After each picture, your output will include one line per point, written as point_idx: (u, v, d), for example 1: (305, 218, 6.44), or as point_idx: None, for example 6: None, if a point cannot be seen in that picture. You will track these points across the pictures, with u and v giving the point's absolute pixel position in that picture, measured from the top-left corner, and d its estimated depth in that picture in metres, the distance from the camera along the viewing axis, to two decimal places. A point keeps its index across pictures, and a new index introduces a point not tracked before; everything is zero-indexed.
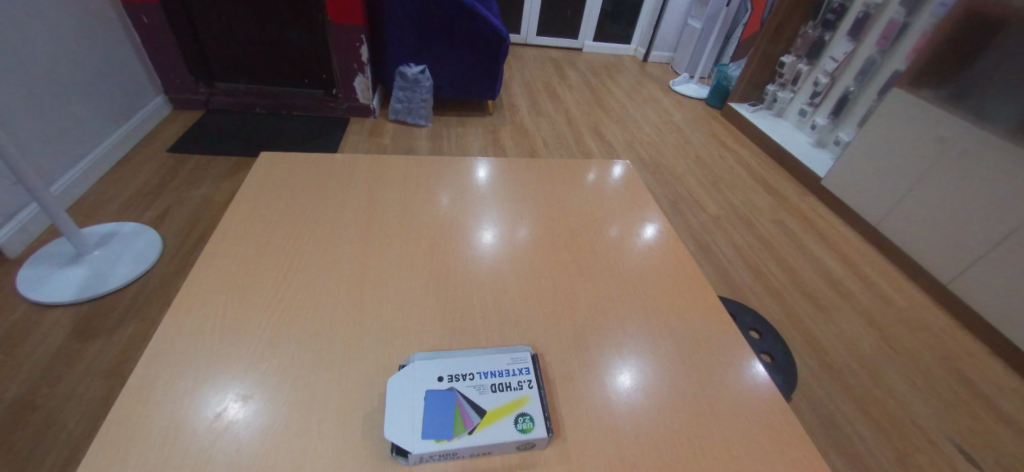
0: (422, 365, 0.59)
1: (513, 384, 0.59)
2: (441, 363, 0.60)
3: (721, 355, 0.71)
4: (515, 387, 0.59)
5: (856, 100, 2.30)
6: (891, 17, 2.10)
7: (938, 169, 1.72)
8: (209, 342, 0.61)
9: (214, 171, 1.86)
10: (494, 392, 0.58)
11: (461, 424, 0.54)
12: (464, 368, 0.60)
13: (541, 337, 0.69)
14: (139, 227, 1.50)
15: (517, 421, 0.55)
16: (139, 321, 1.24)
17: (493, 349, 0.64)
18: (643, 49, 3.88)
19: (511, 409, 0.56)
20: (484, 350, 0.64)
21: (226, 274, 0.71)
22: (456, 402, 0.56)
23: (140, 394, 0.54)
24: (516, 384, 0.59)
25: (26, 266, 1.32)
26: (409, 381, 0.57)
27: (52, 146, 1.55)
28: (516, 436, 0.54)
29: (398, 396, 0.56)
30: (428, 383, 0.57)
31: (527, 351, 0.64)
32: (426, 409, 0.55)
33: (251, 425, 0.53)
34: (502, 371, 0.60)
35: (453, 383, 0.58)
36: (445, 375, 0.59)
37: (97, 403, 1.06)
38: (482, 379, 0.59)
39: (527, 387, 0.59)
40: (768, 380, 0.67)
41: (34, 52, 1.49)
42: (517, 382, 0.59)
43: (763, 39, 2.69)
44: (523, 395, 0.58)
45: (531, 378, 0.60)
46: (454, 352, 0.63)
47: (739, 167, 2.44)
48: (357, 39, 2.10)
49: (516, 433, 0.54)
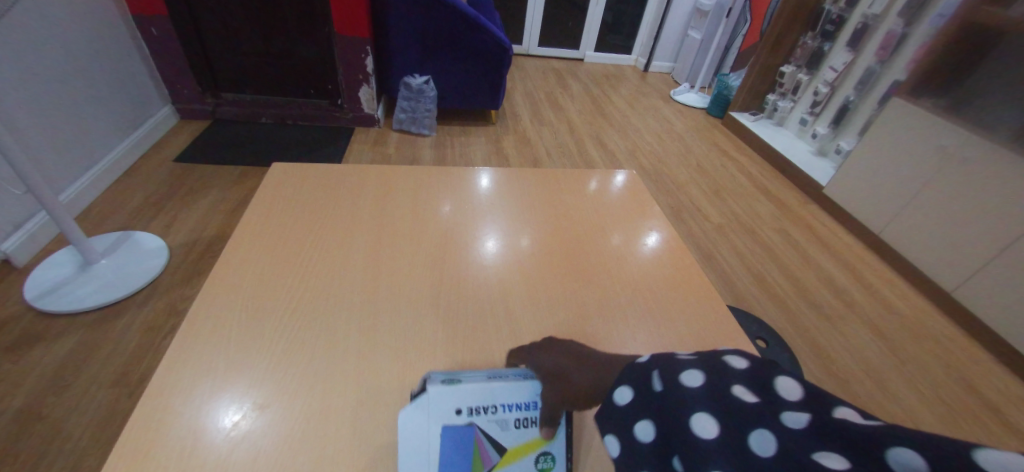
0: (441, 392, 0.53)
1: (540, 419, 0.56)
2: (462, 396, 0.53)
3: None
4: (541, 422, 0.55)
5: (856, 108, 2.32)
6: (890, 28, 2.12)
7: (939, 178, 1.73)
8: (223, 352, 0.61)
9: (222, 180, 1.88)
10: (518, 428, 0.54)
11: (482, 461, 0.53)
12: (489, 400, 0.54)
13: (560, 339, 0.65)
14: (155, 240, 1.49)
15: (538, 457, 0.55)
16: (147, 330, 1.24)
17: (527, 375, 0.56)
18: (643, 60, 3.93)
19: (534, 450, 0.55)
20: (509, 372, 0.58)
21: (240, 283, 0.72)
22: (477, 438, 0.53)
23: (155, 404, 0.54)
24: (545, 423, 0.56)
25: (33, 274, 1.33)
26: (426, 415, 0.52)
27: (60, 156, 1.57)
28: None
29: (414, 438, 0.52)
30: (445, 420, 0.52)
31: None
32: (447, 451, 0.52)
33: (265, 433, 0.53)
34: (529, 403, 0.55)
35: (473, 417, 0.53)
36: (466, 409, 0.53)
37: (102, 412, 1.05)
38: (506, 413, 0.54)
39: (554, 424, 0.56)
40: None
41: (47, 63, 1.52)
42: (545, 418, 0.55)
43: (762, 49, 2.73)
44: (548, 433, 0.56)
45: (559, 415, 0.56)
46: (473, 376, 0.55)
47: (741, 176, 2.46)
48: (362, 50, 2.14)
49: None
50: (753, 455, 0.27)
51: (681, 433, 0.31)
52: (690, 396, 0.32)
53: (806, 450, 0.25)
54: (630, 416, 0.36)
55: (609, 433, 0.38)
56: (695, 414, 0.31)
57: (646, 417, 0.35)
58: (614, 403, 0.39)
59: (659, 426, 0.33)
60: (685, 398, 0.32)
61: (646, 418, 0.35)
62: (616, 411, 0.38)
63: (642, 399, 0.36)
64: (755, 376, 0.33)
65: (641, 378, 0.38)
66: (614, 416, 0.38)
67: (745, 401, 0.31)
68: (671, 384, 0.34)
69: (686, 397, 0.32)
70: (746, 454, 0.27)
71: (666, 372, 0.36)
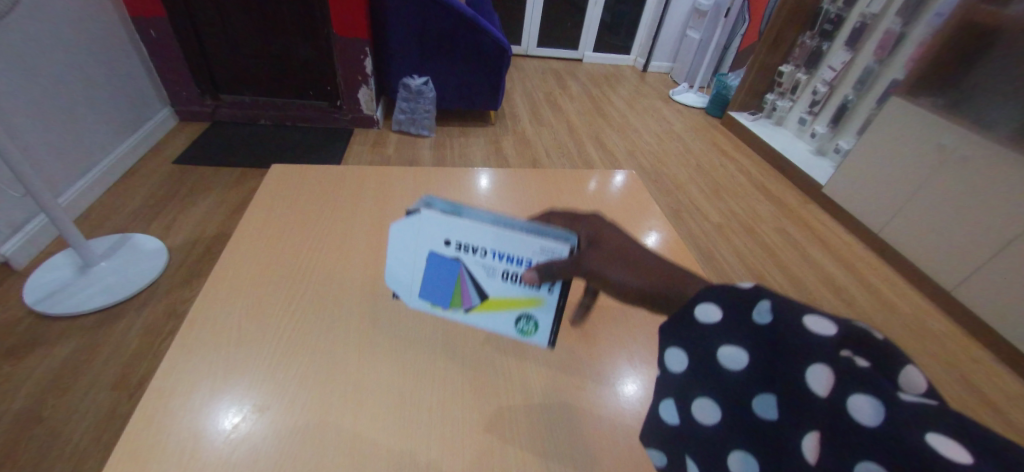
0: (429, 218, 0.52)
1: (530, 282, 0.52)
2: (450, 227, 0.52)
3: None
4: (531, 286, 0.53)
5: (855, 107, 2.32)
6: (888, 27, 2.12)
7: (939, 176, 1.73)
8: (224, 353, 0.61)
9: (221, 181, 1.88)
10: (503, 281, 0.53)
11: (462, 298, 0.56)
12: (478, 241, 0.52)
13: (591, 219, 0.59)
14: (155, 241, 1.50)
15: (517, 315, 0.55)
16: (147, 331, 1.24)
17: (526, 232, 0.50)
18: (642, 60, 3.93)
19: (517, 309, 0.55)
20: (523, 223, 0.51)
21: (240, 286, 0.72)
22: (460, 273, 0.54)
23: (155, 407, 0.54)
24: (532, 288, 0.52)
25: (32, 277, 1.33)
26: (415, 226, 0.54)
27: (59, 159, 1.56)
28: (514, 333, 0.57)
29: (403, 245, 0.56)
30: (432, 246, 0.54)
31: (567, 249, 0.49)
32: (431, 269, 0.55)
33: (265, 435, 0.53)
34: (520, 259, 0.51)
35: (460, 253, 0.53)
36: (455, 240, 0.53)
37: (101, 416, 1.05)
38: (493, 262, 0.52)
39: (544, 290, 0.53)
40: None
41: (46, 65, 1.52)
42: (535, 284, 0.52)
43: (761, 49, 2.73)
44: (538, 296, 0.54)
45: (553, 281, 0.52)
46: (469, 211, 0.52)
47: (740, 175, 2.46)
48: (361, 51, 2.14)
49: (511, 327, 0.56)
50: (854, 420, 0.25)
51: (775, 380, 0.30)
52: (800, 342, 0.29)
53: (922, 428, 0.23)
54: (712, 339, 0.35)
55: (676, 344, 0.38)
56: (810, 366, 0.28)
57: (733, 343, 0.34)
58: (691, 316, 0.38)
59: (751, 359, 0.32)
60: (795, 342, 0.29)
61: (733, 343, 0.34)
62: (694, 327, 0.37)
63: (729, 320, 0.35)
64: (875, 330, 0.29)
65: (735, 302, 0.35)
66: (688, 331, 0.38)
67: (860, 363, 0.28)
68: (778, 323, 0.31)
69: (798, 342, 0.29)
70: (844, 416, 0.25)
71: (777, 309, 0.32)
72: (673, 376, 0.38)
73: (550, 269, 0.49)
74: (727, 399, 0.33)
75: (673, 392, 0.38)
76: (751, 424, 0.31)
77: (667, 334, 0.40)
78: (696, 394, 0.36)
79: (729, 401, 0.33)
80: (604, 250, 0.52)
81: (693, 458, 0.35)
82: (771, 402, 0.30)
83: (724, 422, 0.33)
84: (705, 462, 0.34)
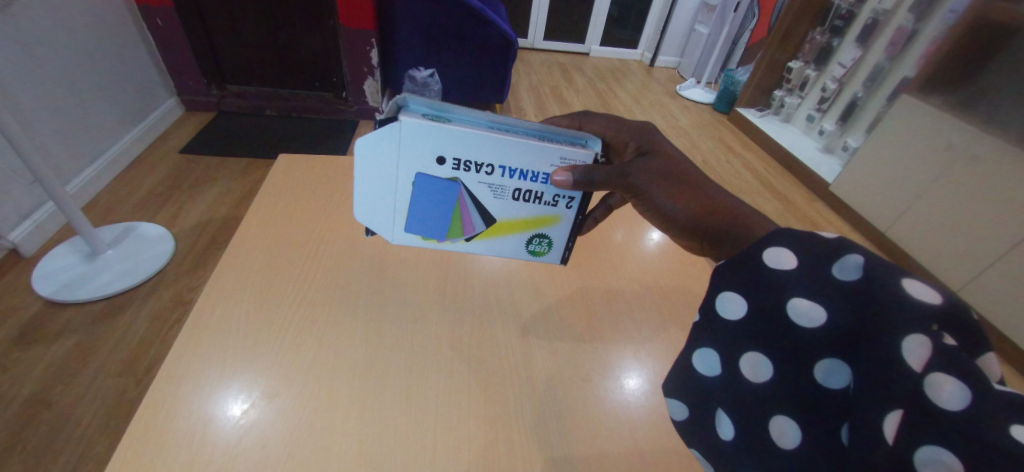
0: (417, 131, 0.50)
1: (546, 199, 0.57)
2: (447, 142, 0.51)
3: None
4: (547, 203, 0.57)
5: (864, 105, 2.29)
6: (901, 23, 2.09)
7: (948, 175, 1.71)
8: (232, 340, 0.61)
9: (226, 171, 1.89)
10: (512, 199, 0.57)
11: (465, 224, 0.60)
12: (481, 158, 0.53)
13: (632, 127, 0.60)
14: (161, 230, 1.51)
15: (531, 235, 0.62)
16: (154, 319, 1.25)
17: (535, 141, 0.52)
18: (649, 54, 3.89)
19: (528, 228, 0.61)
20: (527, 126, 0.53)
21: (248, 273, 0.72)
22: (459, 194, 0.56)
23: (165, 393, 0.55)
24: (545, 202, 0.57)
25: (41, 264, 1.34)
26: (397, 141, 0.51)
27: (66, 147, 1.57)
28: (521, 253, 0.64)
29: (381, 165, 0.54)
30: (423, 165, 0.53)
31: (591, 156, 0.52)
32: (423, 189, 0.56)
33: (272, 422, 0.53)
34: (529, 173, 0.54)
35: (459, 172, 0.54)
36: (451, 157, 0.53)
37: (109, 401, 1.06)
38: (500, 180, 0.55)
39: (562, 205, 0.58)
40: None
41: (54, 54, 1.52)
42: (552, 201, 0.57)
43: (771, 44, 2.70)
44: (555, 214, 0.59)
45: (572, 195, 0.57)
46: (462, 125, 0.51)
47: (746, 172, 2.44)
48: (368, 43, 2.13)
49: (518, 243, 0.63)
50: (935, 402, 0.25)
51: (853, 348, 0.30)
52: (899, 308, 0.28)
53: (1007, 420, 0.24)
54: (780, 287, 0.34)
55: (733, 287, 0.38)
56: (908, 336, 0.27)
57: (809, 297, 0.33)
58: (759, 259, 0.36)
59: (830, 318, 0.31)
60: (890, 303, 0.28)
61: (809, 297, 0.33)
62: (761, 267, 0.36)
63: (806, 268, 0.34)
64: (967, 311, 0.28)
65: (816, 251, 0.34)
66: (752, 276, 0.36)
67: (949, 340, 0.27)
68: (871, 281, 0.30)
69: (893, 303, 0.28)
70: (921, 399, 0.25)
71: (872, 267, 0.31)
72: (724, 324, 0.38)
73: (589, 176, 0.51)
74: (780, 358, 0.33)
75: (717, 339, 0.38)
76: (807, 387, 0.32)
77: (721, 277, 0.39)
78: (744, 348, 0.36)
79: (785, 359, 0.33)
80: (656, 167, 0.53)
81: (726, 409, 0.36)
82: (841, 368, 0.31)
83: (774, 382, 0.33)
84: (739, 412, 0.35)
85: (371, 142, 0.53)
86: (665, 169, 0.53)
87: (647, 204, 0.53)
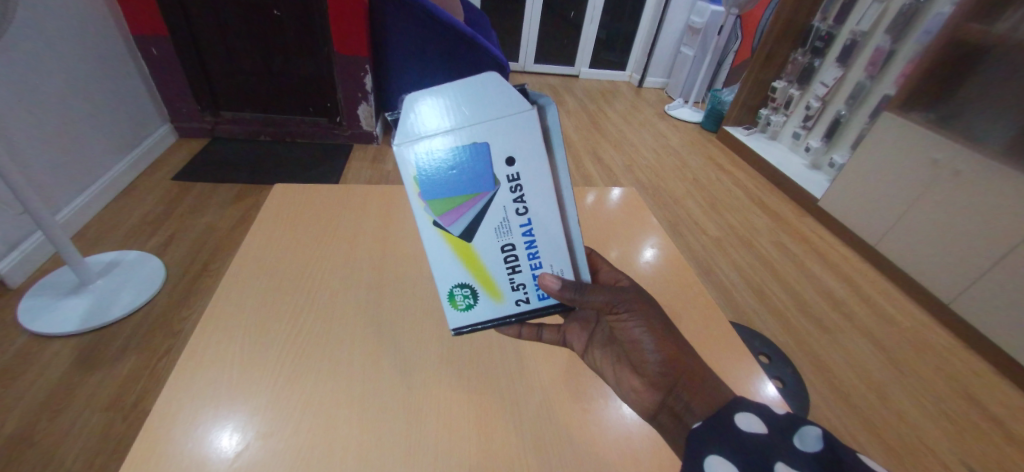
0: (527, 123, 0.45)
1: (515, 279, 0.51)
2: (533, 159, 0.46)
3: (733, 368, 0.71)
4: (515, 281, 0.51)
5: (848, 122, 2.35)
6: (878, 44, 2.17)
7: (931, 190, 1.75)
8: (228, 376, 0.60)
9: (220, 196, 1.88)
10: (494, 245, 0.49)
11: (452, 215, 0.48)
12: (533, 200, 0.48)
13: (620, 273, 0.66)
14: (151, 258, 1.49)
15: (468, 288, 0.52)
16: (144, 350, 1.22)
17: (563, 242, 0.50)
18: (638, 76, 3.98)
19: (473, 280, 0.51)
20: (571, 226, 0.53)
21: (240, 309, 0.71)
22: (481, 194, 0.47)
23: (158, 434, 0.53)
24: (511, 279, 0.51)
25: (27, 297, 1.31)
26: (507, 109, 0.45)
27: (56, 176, 1.56)
28: (444, 291, 0.52)
29: (477, 105, 0.45)
30: (497, 144, 0.45)
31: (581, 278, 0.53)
32: (472, 155, 0.45)
33: (270, 461, 0.52)
34: (531, 252, 0.50)
35: (508, 184, 0.47)
36: (516, 172, 0.46)
37: (93, 440, 1.02)
38: (516, 226, 0.49)
39: (521, 291, 0.52)
40: (776, 396, 0.67)
41: (46, 84, 1.54)
42: (520, 284, 0.52)
43: (755, 65, 2.79)
44: (505, 293, 0.52)
45: (530, 296, 0.53)
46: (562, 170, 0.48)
47: (736, 189, 2.48)
48: (362, 69, 2.18)
49: (454, 278, 0.51)
50: None
51: None
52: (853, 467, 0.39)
53: None
54: (764, 452, 0.43)
55: (720, 455, 0.44)
56: None
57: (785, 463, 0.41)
58: (740, 432, 0.45)
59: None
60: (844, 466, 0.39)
61: (787, 462, 0.41)
62: (743, 437, 0.45)
63: (775, 439, 0.44)
64: None
65: (775, 428, 0.45)
66: (735, 444, 0.44)
67: None
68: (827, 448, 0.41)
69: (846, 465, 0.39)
70: None
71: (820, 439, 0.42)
72: None
73: (579, 287, 0.51)
74: None
75: None
76: None
77: (706, 449, 0.45)
78: None
79: None
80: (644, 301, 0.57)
81: None
82: None
83: None
84: None
85: (488, 83, 0.45)
86: (643, 294, 0.57)
87: (628, 331, 0.55)
